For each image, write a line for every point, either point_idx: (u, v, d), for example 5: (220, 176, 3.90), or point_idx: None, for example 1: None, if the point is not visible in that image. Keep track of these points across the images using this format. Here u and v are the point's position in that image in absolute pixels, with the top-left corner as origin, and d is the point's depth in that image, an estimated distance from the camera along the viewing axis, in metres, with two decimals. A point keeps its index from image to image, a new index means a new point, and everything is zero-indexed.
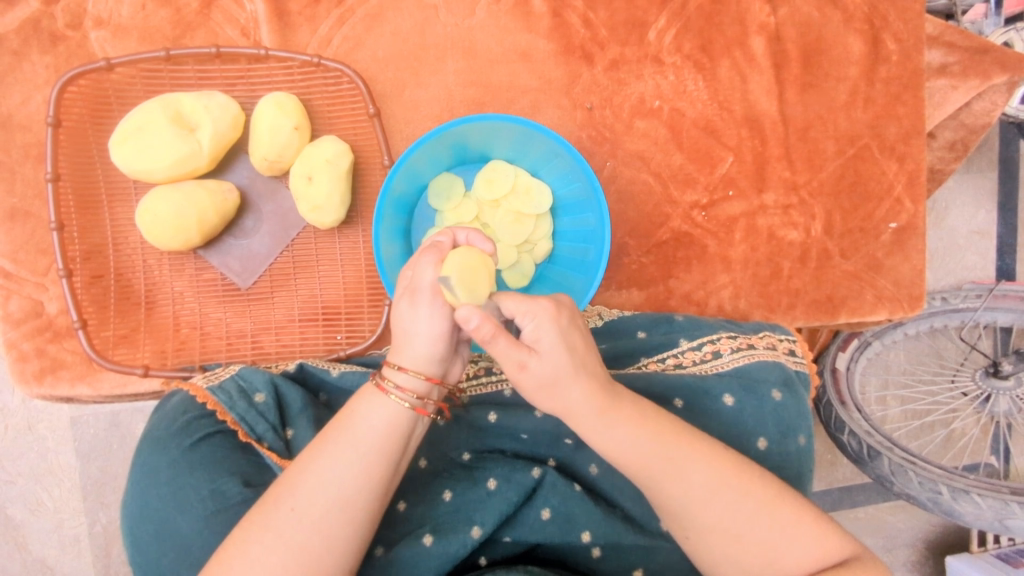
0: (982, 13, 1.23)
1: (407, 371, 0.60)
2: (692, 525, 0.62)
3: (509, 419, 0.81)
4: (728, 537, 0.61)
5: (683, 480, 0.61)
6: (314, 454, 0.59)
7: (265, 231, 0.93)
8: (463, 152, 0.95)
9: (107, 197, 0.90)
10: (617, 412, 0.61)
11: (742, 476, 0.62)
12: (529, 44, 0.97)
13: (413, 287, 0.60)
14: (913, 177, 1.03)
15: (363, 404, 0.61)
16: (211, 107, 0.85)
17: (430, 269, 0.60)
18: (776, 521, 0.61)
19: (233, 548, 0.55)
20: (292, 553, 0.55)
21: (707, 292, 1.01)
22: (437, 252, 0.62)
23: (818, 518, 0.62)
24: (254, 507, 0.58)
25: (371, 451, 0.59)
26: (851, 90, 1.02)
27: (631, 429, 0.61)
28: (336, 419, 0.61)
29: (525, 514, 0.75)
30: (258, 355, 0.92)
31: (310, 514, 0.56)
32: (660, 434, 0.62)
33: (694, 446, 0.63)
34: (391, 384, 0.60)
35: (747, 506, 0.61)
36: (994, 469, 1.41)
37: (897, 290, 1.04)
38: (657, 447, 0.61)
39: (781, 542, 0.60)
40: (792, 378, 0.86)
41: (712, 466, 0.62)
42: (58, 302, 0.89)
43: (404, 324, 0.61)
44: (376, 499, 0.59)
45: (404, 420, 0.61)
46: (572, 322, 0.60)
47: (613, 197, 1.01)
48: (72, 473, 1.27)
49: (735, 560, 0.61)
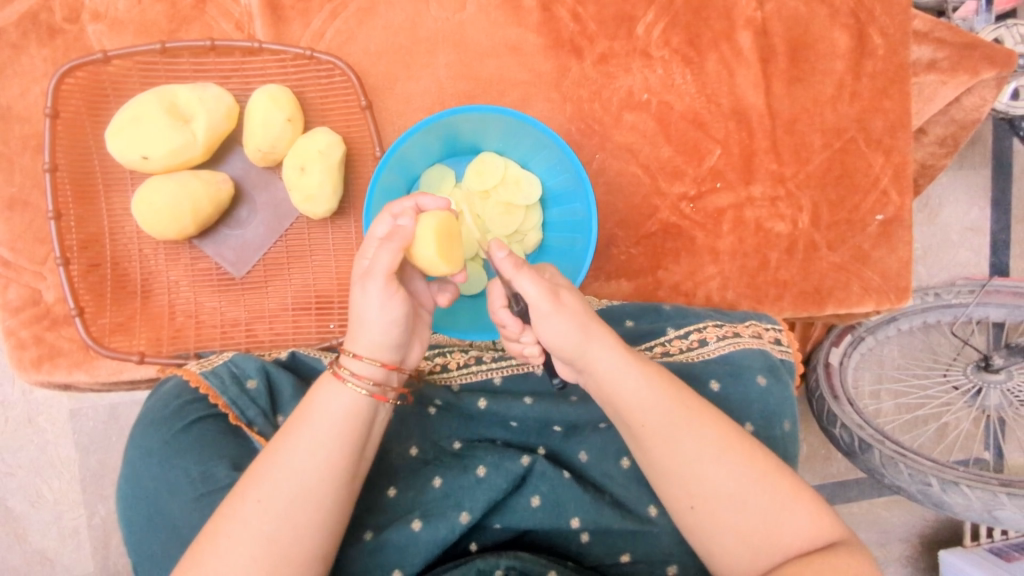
0: (972, 10, 1.23)
1: (361, 359, 0.63)
2: (698, 493, 0.63)
3: (500, 406, 0.83)
4: (731, 504, 0.62)
5: (695, 438, 0.64)
6: (277, 445, 0.60)
7: (259, 220, 0.95)
8: (454, 143, 0.96)
9: (105, 186, 0.91)
10: (640, 362, 0.67)
11: (746, 443, 0.65)
12: (519, 38, 0.98)
13: (368, 273, 0.62)
14: (899, 171, 1.05)
15: (321, 396, 0.62)
16: (205, 99, 0.86)
17: (388, 257, 0.61)
18: (775, 492, 0.63)
19: (205, 540, 0.57)
20: (262, 544, 0.56)
21: (695, 283, 1.03)
22: (399, 237, 0.62)
23: (815, 495, 0.64)
24: (222, 502, 0.59)
25: (331, 440, 0.60)
26: (837, 84, 1.04)
27: (652, 378, 0.66)
28: (297, 410, 0.63)
29: (515, 502, 0.77)
30: (253, 343, 0.94)
31: (273, 505, 0.58)
32: (673, 393, 0.66)
33: (702, 410, 0.66)
34: (347, 371, 0.62)
35: (750, 472, 0.63)
36: (987, 463, 1.43)
37: (883, 282, 1.06)
38: (674, 405, 0.65)
39: (779, 513, 0.62)
40: (777, 365, 0.88)
41: (719, 429, 0.65)
42: (55, 291, 0.91)
43: (359, 310, 0.63)
44: (343, 487, 0.61)
45: (362, 408, 0.62)
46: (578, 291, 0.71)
47: (602, 189, 1.02)
48: (70, 465, 1.29)
49: (735, 530, 0.62)
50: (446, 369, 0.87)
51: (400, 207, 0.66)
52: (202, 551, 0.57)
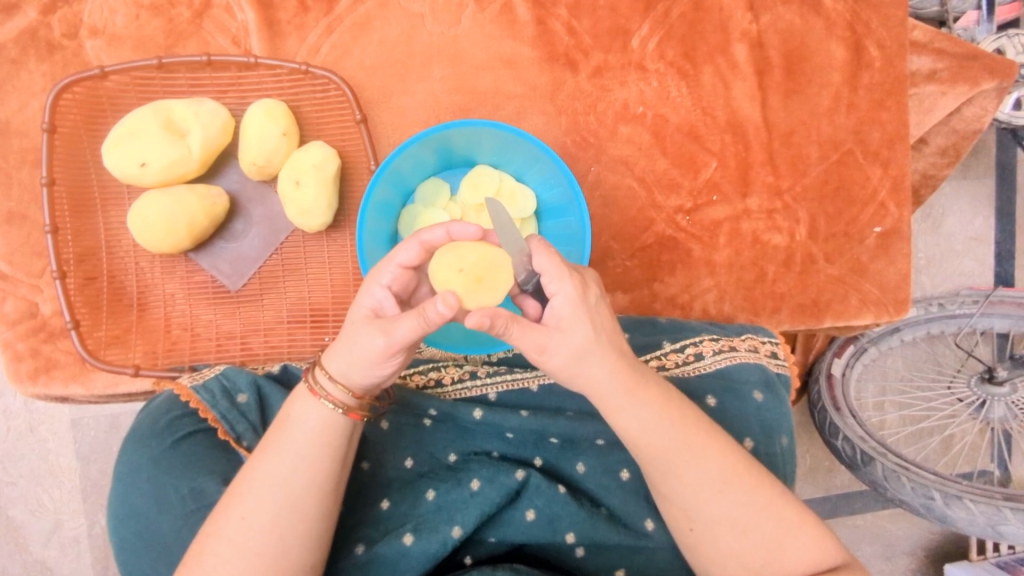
0: (974, 19, 1.22)
1: (337, 382, 0.61)
2: (697, 517, 0.63)
3: (495, 416, 0.81)
4: (733, 531, 0.62)
5: (700, 469, 0.62)
6: (256, 460, 0.61)
7: (255, 233, 0.95)
8: (448, 156, 0.97)
9: (101, 200, 0.92)
10: (643, 392, 0.63)
11: (752, 471, 0.64)
12: (513, 51, 0.99)
13: (383, 333, 0.58)
14: (897, 183, 1.04)
15: (297, 408, 0.62)
16: (201, 114, 0.87)
17: (403, 333, 0.58)
18: (779, 519, 0.62)
19: (192, 559, 0.58)
20: (248, 558, 0.57)
21: (692, 295, 1.02)
22: (419, 323, 0.57)
23: (817, 521, 0.64)
24: (208, 519, 0.60)
25: (312, 451, 0.61)
26: (833, 96, 1.04)
27: (655, 409, 0.63)
28: (275, 423, 0.63)
29: (509, 515, 0.76)
30: (248, 356, 0.95)
31: (258, 520, 0.58)
32: (680, 420, 0.63)
33: (712, 435, 0.64)
34: (323, 390, 0.61)
35: (753, 501, 0.62)
36: (992, 476, 1.40)
37: (883, 294, 1.05)
38: (679, 435, 0.63)
39: (784, 540, 0.62)
40: (774, 380, 0.88)
41: (724, 457, 0.63)
42: (52, 303, 0.92)
43: (351, 345, 0.60)
44: (328, 496, 0.61)
45: (338, 424, 0.62)
46: (600, 300, 0.61)
47: (597, 202, 1.02)
48: (71, 475, 1.29)
49: (737, 556, 0.62)
50: (441, 384, 0.87)
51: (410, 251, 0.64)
52: (190, 569, 0.58)
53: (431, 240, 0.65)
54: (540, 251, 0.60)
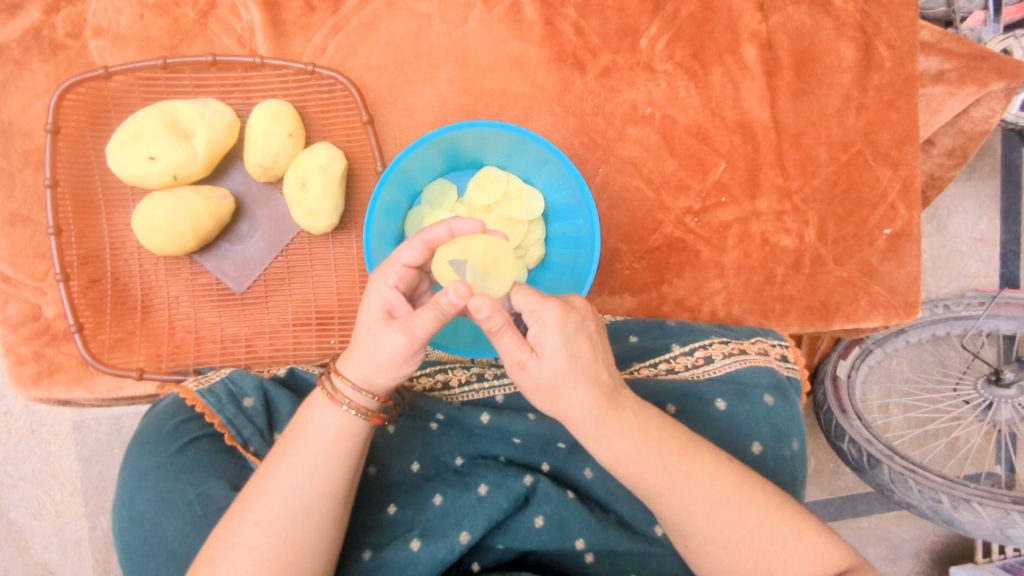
0: (980, 20, 1.21)
1: (358, 388, 0.60)
2: (690, 536, 0.62)
3: (502, 421, 0.79)
4: (728, 549, 0.61)
5: (684, 493, 0.61)
6: (269, 467, 0.60)
7: (260, 235, 0.94)
8: (455, 157, 0.96)
9: (105, 201, 0.91)
10: (619, 421, 0.62)
11: (745, 488, 0.62)
12: (521, 52, 0.98)
13: (403, 333, 0.58)
14: (907, 184, 1.03)
15: (317, 415, 0.61)
16: (205, 115, 0.86)
17: (425, 326, 0.57)
18: (776, 534, 0.61)
19: (204, 565, 0.57)
20: (262, 563, 0.56)
21: (700, 298, 1.02)
22: (439, 312, 0.57)
23: (820, 530, 0.62)
24: (218, 525, 0.59)
25: (329, 459, 0.60)
26: (843, 97, 1.03)
27: (630, 439, 0.62)
28: (290, 429, 0.62)
29: (518, 522, 0.75)
30: (253, 359, 0.94)
31: (271, 527, 0.57)
32: (661, 445, 0.62)
33: (697, 456, 0.63)
34: (343, 396, 0.60)
35: (744, 520, 0.61)
36: (999, 477, 1.39)
37: (892, 296, 1.04)
38: (658, 462, 0.62)
39: (783, 554, 0.60)
40: (784, 383, 0.86)
41: (712, 479, 0.62)
42: (55, 306, 0.91)
43: (369, 350, 0.60)
44: (341, 501, 0.61)
45: (357, 432, 0.61)
46: (580, 327, 0.60)
47: (605, 204, 1.01)
48: (73, 477, 1.28)
49: (734, 572, 0.61)
50: (448, 387, 0.86)
51: (410, 249, 0.63)
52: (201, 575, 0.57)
53: (435, 239, 0.64)
54: (517, 292, 0.60)
